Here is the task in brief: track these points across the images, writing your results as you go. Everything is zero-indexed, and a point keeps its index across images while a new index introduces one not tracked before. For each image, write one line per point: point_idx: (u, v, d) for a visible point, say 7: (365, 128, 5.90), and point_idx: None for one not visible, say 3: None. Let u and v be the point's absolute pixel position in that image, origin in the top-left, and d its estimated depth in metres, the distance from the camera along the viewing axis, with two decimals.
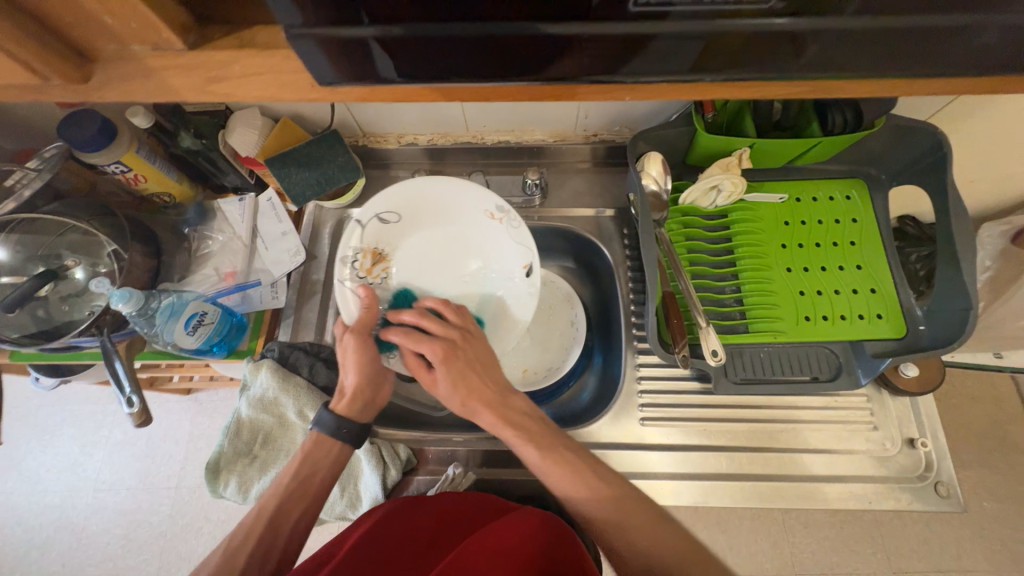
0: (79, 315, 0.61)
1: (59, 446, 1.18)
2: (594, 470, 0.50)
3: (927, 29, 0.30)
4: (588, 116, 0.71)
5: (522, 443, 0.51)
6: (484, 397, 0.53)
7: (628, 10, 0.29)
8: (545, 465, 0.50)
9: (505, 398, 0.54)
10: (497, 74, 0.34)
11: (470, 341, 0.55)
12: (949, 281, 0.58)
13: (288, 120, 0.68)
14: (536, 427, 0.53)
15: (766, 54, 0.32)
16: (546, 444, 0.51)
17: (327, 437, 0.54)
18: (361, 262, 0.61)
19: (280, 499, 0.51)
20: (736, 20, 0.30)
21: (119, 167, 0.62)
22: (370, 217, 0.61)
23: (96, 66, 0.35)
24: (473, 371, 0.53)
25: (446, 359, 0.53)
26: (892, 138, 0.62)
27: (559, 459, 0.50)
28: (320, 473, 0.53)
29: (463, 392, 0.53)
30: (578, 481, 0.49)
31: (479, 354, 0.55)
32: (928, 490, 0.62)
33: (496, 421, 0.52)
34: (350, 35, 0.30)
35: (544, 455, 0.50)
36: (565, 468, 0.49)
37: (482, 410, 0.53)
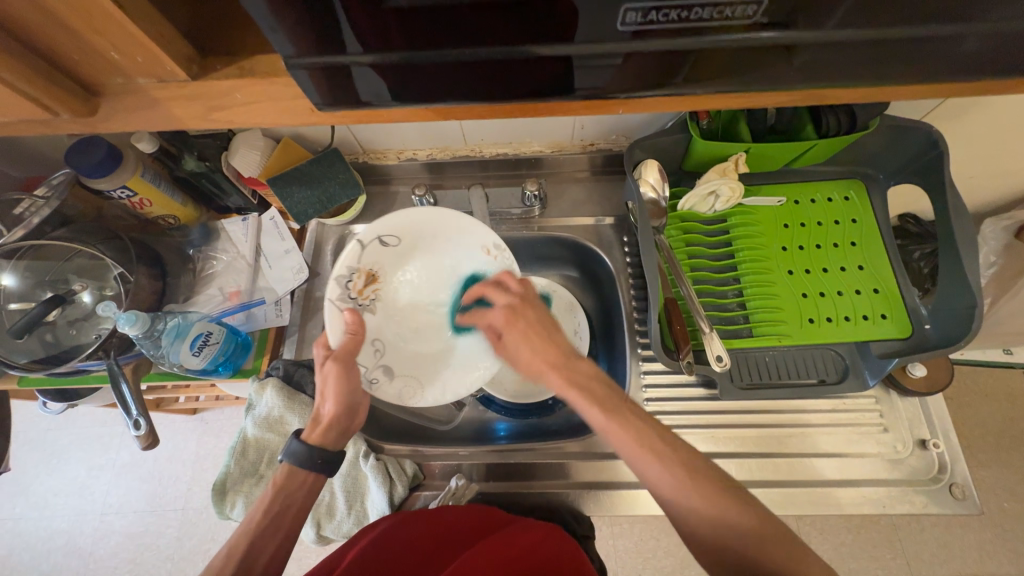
0: (86, 339, 0.61)
1: (66, 470, 1.18)
2: (668, 444, 0.44)
3: (910, 38, 0.30)
4: (585, 127, 0.72)
5: (587, 403, 0.47)
6: (549, 357, 0.50)
7: (615, 29, 0.30)
8: (611, 428, 0.45)
9: (572, 359, 0.50)
10: (491, 94, 0.35)
11: (529, 307, 0.53)
12: (952, 278, 0.57)
13: (289, 140, 0.69)
14: (603, 391, 0.47)
15: (753, 66, 0.33)
16: (613, 405, 0.46)
17: (300, 468, 0.53)
18: (353, 284, 0.54)
19: (254, 534, 0.50)
20: (726, 36, 0.30)
21: (125, 192, 0.63)
22: (370, 237, 0.54)
23: (104, 100, 0.36)
24: (536, 333, 0.51)
25: (511, 326, 0.52)
26: (887, 138, 0.62)
27: (627, 421, 0.45)
28: (296, 505, 0.53)
29: (530, 353, 0.51)
30: (655, 456, 0.43)
31: (543, 318, 0.52)
32: (943, 492, 0.61)
33: (563, 382, 0.48)
34: (346, 62, 0.31)
35: (610, 416, 0.46)
36: (640, 443, 0.44)
37: (548, 372, 0.49)
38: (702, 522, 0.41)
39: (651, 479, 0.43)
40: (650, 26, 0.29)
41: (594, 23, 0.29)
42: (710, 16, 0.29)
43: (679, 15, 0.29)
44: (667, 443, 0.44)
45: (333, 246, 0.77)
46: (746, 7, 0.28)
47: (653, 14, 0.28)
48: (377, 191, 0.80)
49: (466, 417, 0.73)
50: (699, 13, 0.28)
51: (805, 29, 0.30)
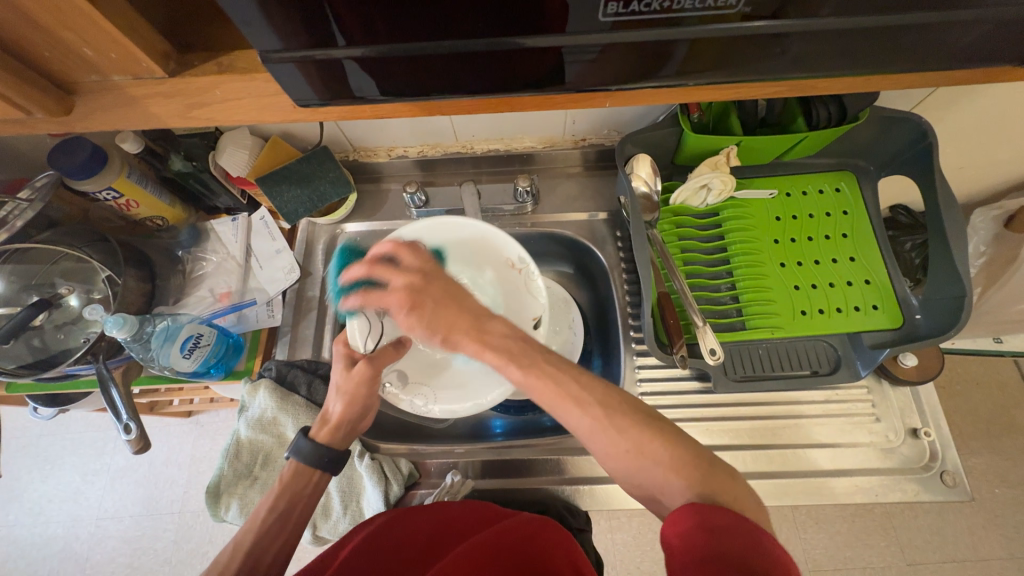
0: (75, 343, 0.61)
1: (60, 476, 1.17)
2: (590, 390, 0.42)
3: (894, 28, 0.30)
4: (576, 121, 0.72)
5: (502, 364, 0.44)
6: (460, 325, 0.46)
7: (602, 21, 0.29)
8: (529, 382, 0.43)
9: (482, 321, 0.46)
10: (475, 88, 0.34)
11: (434, 279, 0.49)
12: (943, 268, 0.58)
13: (277, 139, 0.68)
14: (519, 348, 0.44)
15: (736, 58, 0.33)
16: (530, 360, 0.44)
17: (305, 467, 0.54)
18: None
19: (259, 533, 0.50)
20: (713, 26, 0.30)
21: (110, 193, 0.62)
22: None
23: (82, 99, 0.35)
24: (449, 304, 0.47)
25: (413, 305, 0.47)
26: (878, 128, 0.63)
27: (546, 371, 0.43)
28: (301, 506, 0.53)
29: (441, 324, 0.46)
30: (575, 403, 0.42)
31: (445, 288, 0.48)
32: (934, 480, 0.61)
33: (476, 348, 0.45)
34: (328, 57, 0.30)
35: (526, 371, 0.43)
36: (558, 391, 0.42)
37: (464, 341, 0.46)
38: (624, 462, 0.40)
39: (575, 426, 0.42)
40: (634, 16, 0.29)
41: (578, 17, 0.29)
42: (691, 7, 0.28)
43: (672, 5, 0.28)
44: (583, 383, 0.43)
45: (324, 245, 0.76)
46: None
47: (634, 4, 0.28)
48: (368, 189, 0.79)
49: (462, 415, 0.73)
50: (682, 3, 0.28)
51: (789, 19, 0.30)
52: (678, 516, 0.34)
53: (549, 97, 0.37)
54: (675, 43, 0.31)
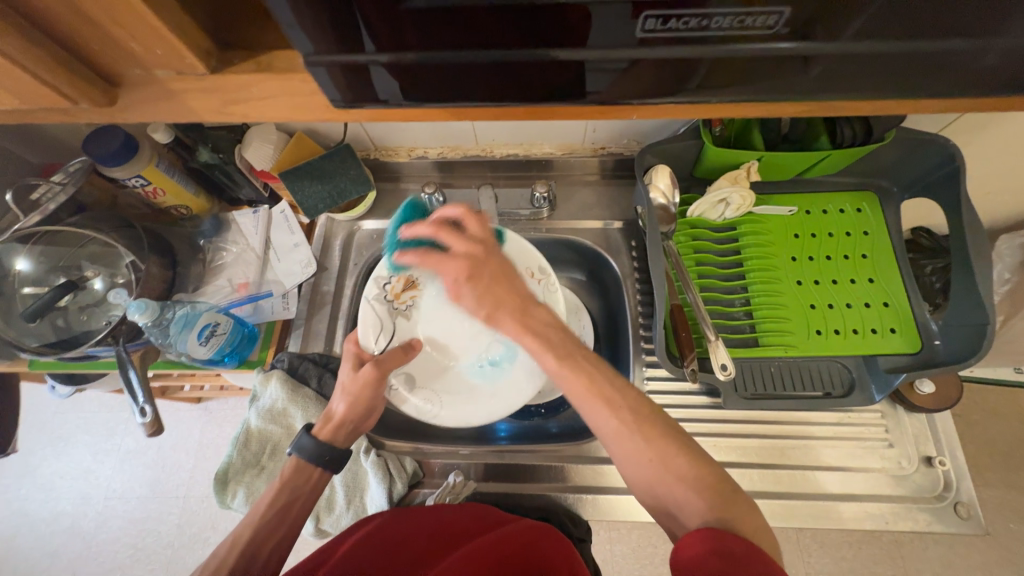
0: (96, 325, 0.62)
1: (72, 453, 1.20)
2: (621, 392, 0.44)
3: (924, 53, 0.30)
4: (597, 130, 0.72)
5: (541, 348, 0.48)
6: (509, 305, 0.50)
7: (635, 34, 0.30)
8: (562, 374, 0.46)
9: (528, 307, 0.51)
10: (501, 97, 0.35)
11: (489, 256, 0.51)
12: (965, 293, 0.57)
13: (301, 135, 0.70)
14: (557, 337, 0.49)
15: (767, 77, 0.33)
16: (564, 352, 0.47)
17: (306, 464, 0.55)
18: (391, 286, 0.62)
19: (258, 526, 0.51)
20: (747, 45, 0.30)
21: (139, 181, 0.64)
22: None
23: (123, 91, 0.36)
24: (500, 285, 0.51)
25: (470, 275, 0.50)
26: (903, 150, 0.62)
27: (580, 366, 0.46)
28: (301, 500, 0.54)
29: (489, 303, 0.50)
30: (603, 403, 0.44)
31: (503, 267, 0.52)
32: (948, 510, 0.60)
33: (519, 329, 0.49)
34: (360, 61, 0.31)
35: (561, 362, 0.47)
36: (589, 389, 0.45)
37: (508, 318, 0.50)
38: (652, 472, 0.41)
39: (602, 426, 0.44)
40: (668, 33, 0.29)
41: (613, 32, 0.30)
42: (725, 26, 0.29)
43: (708, 24, 0.29)
44: (614, 386, 0.45)
45: (341, 241, 0.77)
46: (765, 16, 0.28)
47: (672, 21, 0.29)
48: (387, 188, 0.80)
49: None
50: (718, 22, 0.28)
51: (824, 41, 0.30)
52: (690, 540, 0.34)
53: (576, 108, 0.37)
54: (707, 60, 0.31)
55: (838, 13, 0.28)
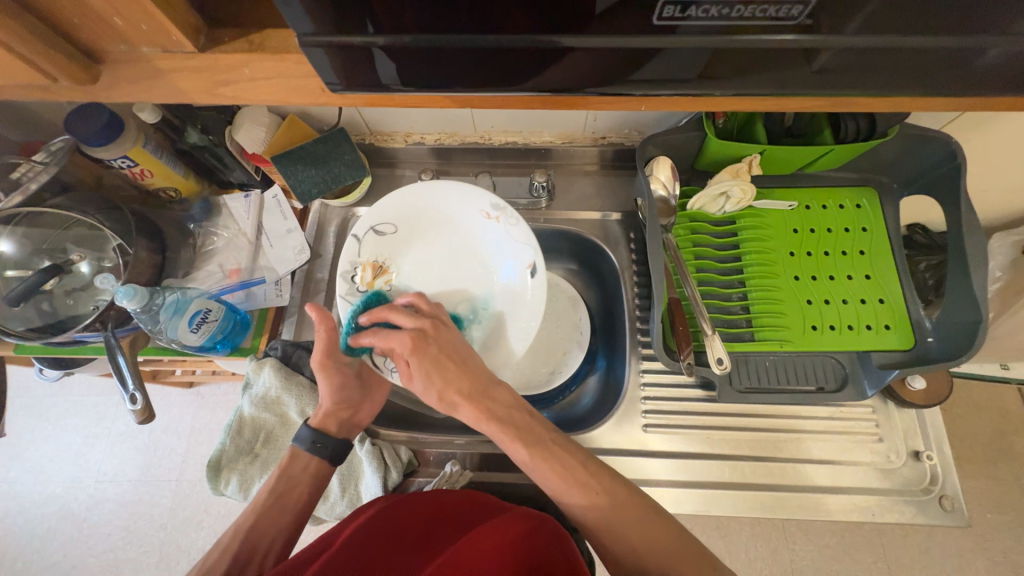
0: (84, 310, 0.61)
1: (62, 437, 1.19)
2: (592, 476, 0.50)
3: (934, 49, 0.29)
4: (597, 119, 0.70)
5: (502, 430, 0.52)
6: (461, 387, 0.52)
7: (652, 23, 0.29)
8: (534, 462, 0.51)
9: (488, 389, 0.53)
10: (503, 84, 0.34)
11: (439, 330, 0.54)
12: (961, 291, 0.57)
13: (295, 117, 0.68)
14: (523, 423, 0.52)
15: (779, 69, 0.32)
16: (536, 441, 0.52)
17: (304, 453, 0.56)
18: (360, 276, 0.61)
19: (259, 513, 0.53)
20: (766, 36, 0.29)
21: (125, 162, 0.62)
22: (366, 230, 0.61)
23: (107, 68, 0.35)
24: (446, 360, 0.52)
25: (417, 350, 0.52)
26: (905, 146, 0.61)
27: (547, 454, 0.51)
28: (302, 485, 0.55)
29: (438, 380, 0.52)
30: (568, 477, 0.50)
31: (452, 342, 0.54)
32: (932, 503, 0.61)
33: (479, 414, 0.52)
34: (357, 43, 0.30)
35: (531, 450, 0.51)
36: (562, 472, 0.50)
37: (464, 401, 0.52)
38: (604, 523, 0.49)
39: (566, 492, 0.50)
40: (687, 21, 0.28)
41: (628, 19, 0.29)
42: (743, 14, 0.28)
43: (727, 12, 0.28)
44: (580, 464, 0.51)
45: (336, 228, 0.76)
46: (792, 7, 0.27)
47: (692, 9, 0.28)
48: (382, 174, 0.78)
49: None
50: (740, 10, 0.27)
51: (839, 33, 0.29)
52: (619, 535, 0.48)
53: (581, 97, 0.36)
54: (720, 52, 0.31)
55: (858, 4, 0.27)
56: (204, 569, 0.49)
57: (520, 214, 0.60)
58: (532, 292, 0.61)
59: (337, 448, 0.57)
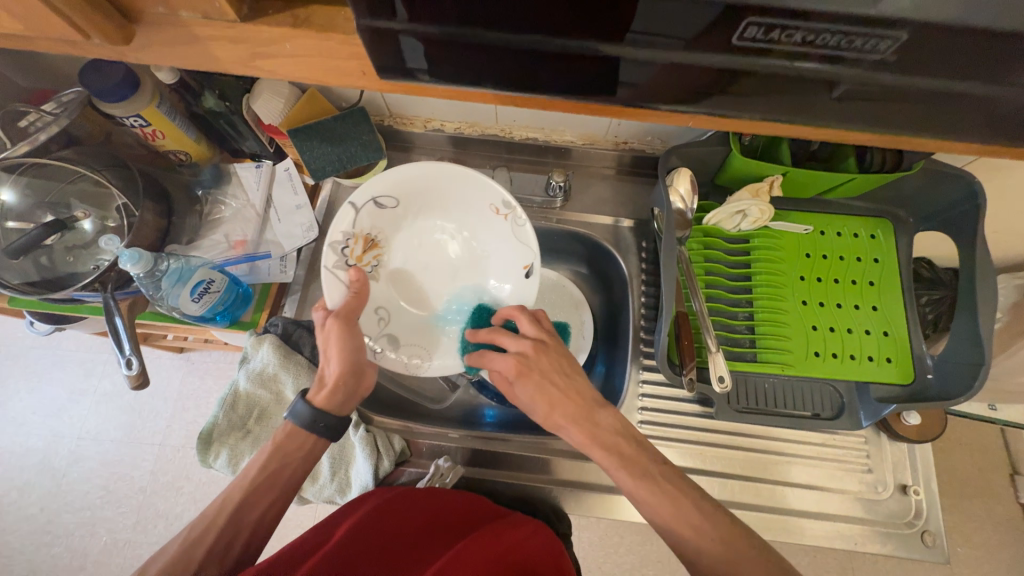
0: (83, 268, 0.60)
1: (46, 390, 1.18)
2: (664, 476, 0.48)
3: (985, 96, 0.29)
4: (622, 124, 0.70)
5: (615, 465, 0.49)
6: (567, 411, 0.52)
7: (727, 41, 0.28)
8: (638, 491, 0.47)
9: (593, 413, 0.52)
10: (546, 86, 0.33)
11: (545, 351, 0.56)
12: (966, 332, 0.57)
13: (314, 91, 0.66)
14: (628, 448, 0.50)
15: (831, 98, 0.31)
16: (640, 470, 0.48)
17: (301, 430, 0.53)
18: (350, 249, 0.58)
19: (247, 491, 0.50)
20: (829, 67, 0.28)
21: (138, 121, 0.60)
22: (365, 200, 0.58)
23: (139, 28, 0.33)
24: (551, 386, 0.54)
25: (522, 375, 0.54)
26: (927, 181, 0.61)
27: (659, 488, 0.47)
28: (293, 465, 0.53)
29: (543, 405, 0.53)
30: (682, 520, 0.45)
31: (557, 364, 0.55)
32: (914, 537, 0.62)
33: (585, 439, 0.51)
34: (407, 30, 0.29)
35: (637, 479, 0.48)
36: (674, 513, 0.45)
37: (574, 427, 0.52)
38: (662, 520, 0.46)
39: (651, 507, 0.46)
40: (768, 44, 0.27)
41: (689, 35, 0.28)
42: (811, 40, 0.27)
43: (799, 38, 0.26)
44: (702, 513, 0.45)
45: None
46: (880, 42, 0.26)
47: (774, 32, 0.26)
48: (397, 157, 0.77)
49: (458, 400, 0.72)
50: (825, 40, 0.26)
51: (903, 74, 0.28)
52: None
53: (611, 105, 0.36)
54: (772, 76, 0.30)
55: (941, 51, 0.27)
56: (185, 543, 0.47)
57: (527, 217, 0.59)
58: (525, 294, 0.62)
59: (338, 427, 0.55)
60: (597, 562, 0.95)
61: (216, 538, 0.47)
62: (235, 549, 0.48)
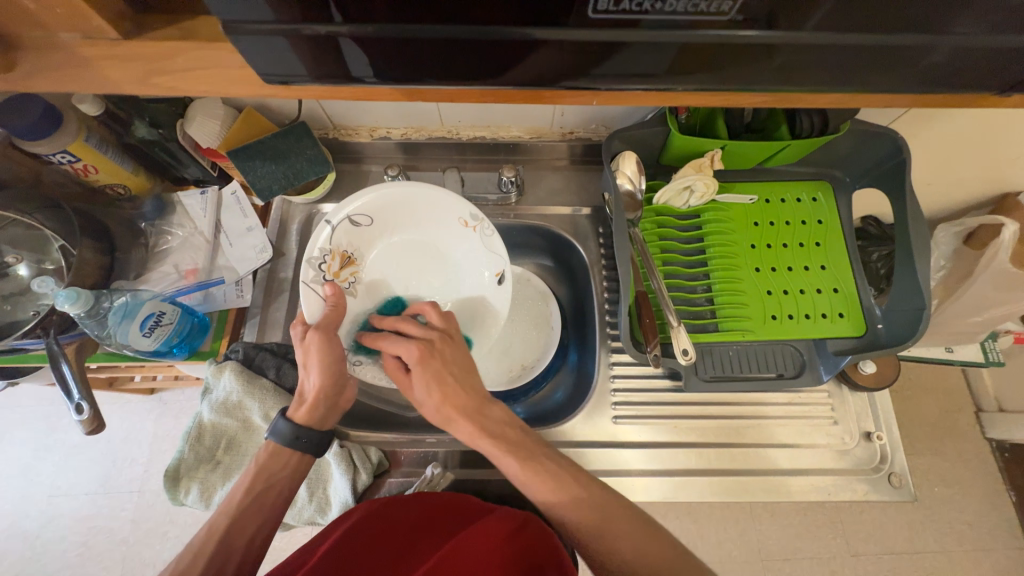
0: (23, 315, 0.58)
1: (9, 451, 1.12)
2: (576, 480, 0.49)
3: (871, 46, 0.31)
4: (565, 114, 0.71)
5: (498, 452, 0.50)
6: (461, 403, 0.51)
7: (587, 16, 0.29)
8: (523, 474, 0.49)
9: (484, 405, 0.52)
10: (460, 76, 0.33)
11: (447, 343, 0.54)
12: (906, 281, 0.60)
13: (253, 111, 0.65)
14: (517, 435, 0.51)
15: (759, 64, 0.32)
16: (528, 453, 0.50)
17: (284, 449, 0.52)
18: (328, 265, 0.56)
19: (235, 515, 0.49)
20: (693, 32, 0.30)
21: (65, 157, 0.58)
22: (340, 219, 0.56)
23: (22, 54, 0.33)
24: (446, 374, 0.52)
25: (421, 361, 0.51)
26: (856, 142, 0.64)
27: (541, 467, 0.49)
28: (280, 485, 0.52)
29: (438, 391, 0.51)
30: (572, 505, 0.47)
31: (453, 358, 0.53)
32: (882, 480, 0.65)
33: (472, 429, 0.51)
34: (318, 32, 0.29)
35: (523, 464, 0.49)
36: (552, 486, 0.48)
37: (455, 417, 0.51)
38: (581, 525, 0.46)
39: (556, 503, 0.47)
40: (625, 15, 0.29)
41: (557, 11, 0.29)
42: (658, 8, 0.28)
43: (647, 6, 0.28)
44: (577, 482, 0.48)
45: (299, 226, 0.74)
46: (720, 3, 0.28)
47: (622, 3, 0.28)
48: (347, 169, 0.76)
49: None
50: (671, 6, 0.28)
51: (794, 29, 0.30)
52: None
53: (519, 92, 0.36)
54: (652, 46, 0.31)
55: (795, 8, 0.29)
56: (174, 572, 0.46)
57: (496, 228, 0.60)
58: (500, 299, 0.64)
59: (320, 441, 0.54)
60: (598, 551, 0.96)
61: (204, 568, 0.46)
62: (227, 575, 0.46)
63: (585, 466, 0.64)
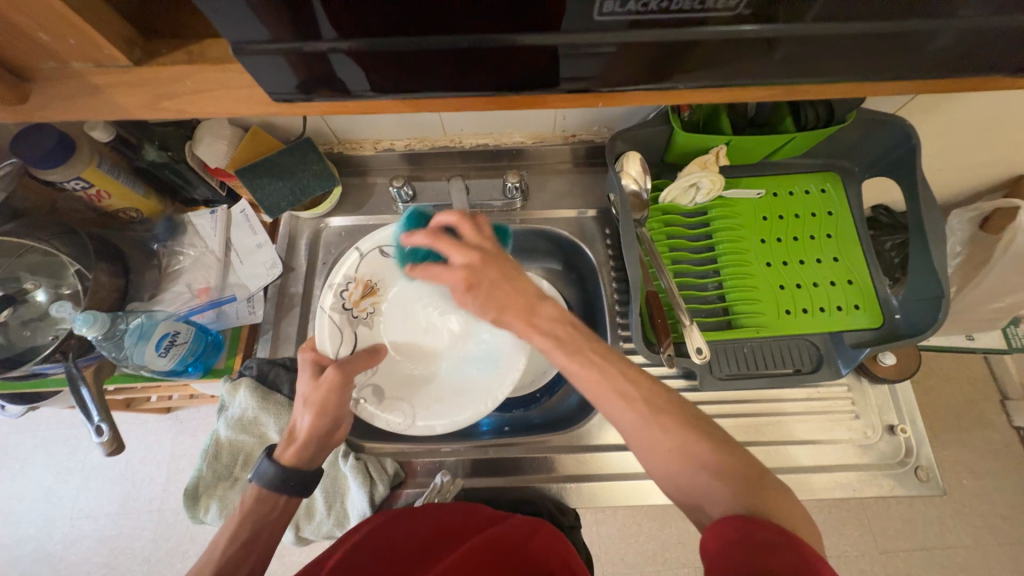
0: (42, 340, 0.59)
1: (31, 475, 1.13)
2: (635, 385, 0.44)
3: (877, 33, 0.30)
4: (567, 117, 0.71)
5: (549, 345, 0.46)
6: (517, 309, 0.48)
7: (592, 17, 0.29)
8: (574, 367, 0.45)
9: (535, 304, 0.48)
10: (463, 85, 0.33)
11: (492, 259, 0.48)
12: (922, 268, 0.59)
13: (258, 131, 0.66)
14: (567, 331, 0.47)
15: (761, 58, 0.32)
16: (576, 347, 0.46)
17: (269, 493, 0.51)
18: (350, 292, 0.59)
19: (219, 562, 0.48)
20: (696, 29, 0.30)
21: (79, 184, 0.59)
22: (371, 248, 0.61)
23: (35, 85, 0.34)
24: (501, 287, 0.48)
25: (471, 285, 0.48)
26: (864, 130, 0.63)
27: (589, 359, 0.45)
28: (265, 533, 0.50)
29: (493, 308, 0.48)
30: (629, 415, 0.43)
31: (501, 271, 0.48)
32: (908, 475, 0.63)
33: (523, 327, 0.47)
34: (317, 49, 0.29)
35: (572, 356, 0.45)
36: (603, 381, 0.44)
37: (515, 321, 0.48)
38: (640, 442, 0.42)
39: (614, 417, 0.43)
40: (628, 15, 0.29)
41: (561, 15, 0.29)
42: (661, 7, 0.28)
43: (653, 6, 0.28)
44: (632, 383, 0.44)
45: (308, 240, 0.74)
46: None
47: (629, 3, 0.28)
48: (353, 182, 0.77)
49: None
50: (677, 3, 0.28)
51: (792, 23, 0.30)
52: (720, 525, 0.35)
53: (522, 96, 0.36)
54: (655, 45, 0.31)
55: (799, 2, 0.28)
56: None
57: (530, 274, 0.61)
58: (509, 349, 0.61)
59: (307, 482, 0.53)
60: (620, 557, 0.94)
61: None
62: None
63: (602, 469, 0.63)
